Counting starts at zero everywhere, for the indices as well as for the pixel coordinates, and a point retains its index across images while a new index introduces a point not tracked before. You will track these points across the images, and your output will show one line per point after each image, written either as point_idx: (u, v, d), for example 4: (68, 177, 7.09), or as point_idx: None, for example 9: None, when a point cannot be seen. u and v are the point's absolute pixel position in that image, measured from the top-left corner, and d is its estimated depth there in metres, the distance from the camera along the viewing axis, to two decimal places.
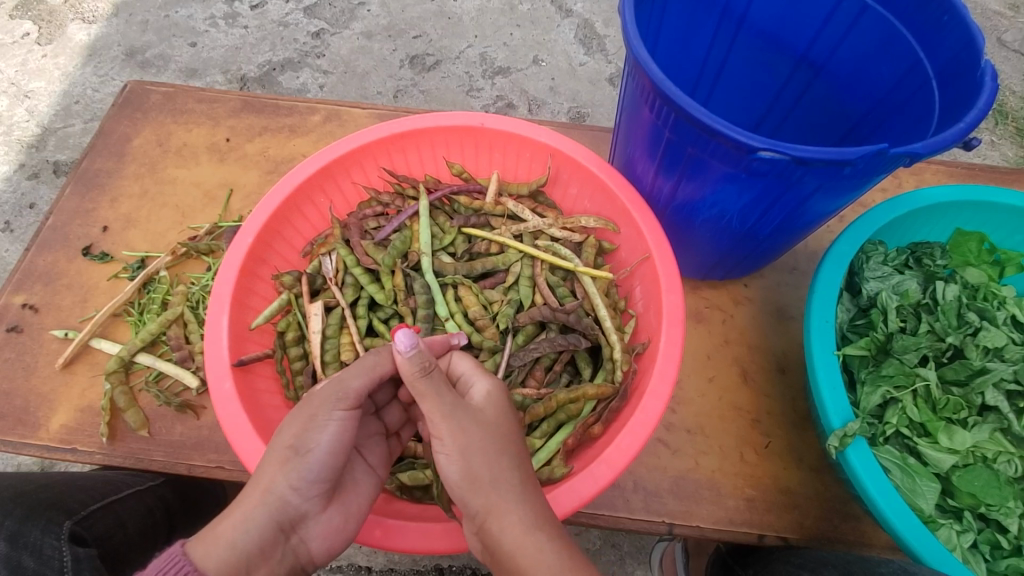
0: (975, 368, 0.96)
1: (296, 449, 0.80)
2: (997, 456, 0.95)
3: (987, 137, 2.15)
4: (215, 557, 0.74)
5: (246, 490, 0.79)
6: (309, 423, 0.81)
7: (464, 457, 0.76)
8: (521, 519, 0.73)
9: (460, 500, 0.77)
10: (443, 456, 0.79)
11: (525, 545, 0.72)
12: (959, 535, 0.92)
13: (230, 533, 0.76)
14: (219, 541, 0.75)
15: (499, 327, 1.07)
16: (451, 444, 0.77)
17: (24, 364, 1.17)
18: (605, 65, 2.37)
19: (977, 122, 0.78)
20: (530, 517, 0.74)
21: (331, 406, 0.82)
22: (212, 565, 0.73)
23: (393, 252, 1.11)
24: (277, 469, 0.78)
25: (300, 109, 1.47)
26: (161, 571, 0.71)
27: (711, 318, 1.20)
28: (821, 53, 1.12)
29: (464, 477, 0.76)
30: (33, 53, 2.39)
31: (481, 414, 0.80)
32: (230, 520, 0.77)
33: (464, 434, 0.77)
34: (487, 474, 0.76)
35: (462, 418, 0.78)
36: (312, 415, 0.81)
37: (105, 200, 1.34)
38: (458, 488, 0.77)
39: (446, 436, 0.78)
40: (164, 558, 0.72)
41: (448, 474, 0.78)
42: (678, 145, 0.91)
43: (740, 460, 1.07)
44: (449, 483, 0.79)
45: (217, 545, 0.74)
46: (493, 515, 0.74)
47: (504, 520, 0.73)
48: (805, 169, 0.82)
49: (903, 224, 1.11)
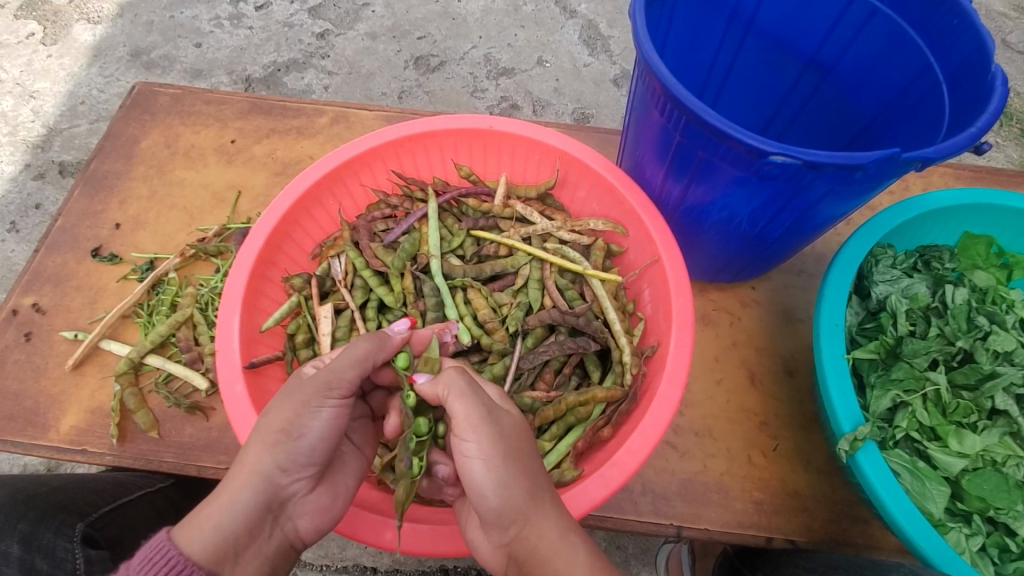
0: (985, 372, 0.96)
1: (285, 435, 0.78)
2: (1006, 460, 0.95)
3: (992, 138, 2.15)
4: (201, 539, 0.73)
5: (234, 472, 0.78)
6: (300, 410, 0.79)
7: (503, 464, 0.74)
8: (532, 523, 0.73)
9: (492, 510, 0.74)
10: (475, 464, 0.74)
11: (562, 549, 0.73)
12: (968, 538, 0.93)
13: (216, 515, 0.75)
14: (206, 523, 0.74)
15: (509, 329, 1.08)
16: (489, 450, 0.74)
17: (34, 365, 1.17)
18: (609, 66, 2.37)
19: (988, 127, 0.78)
20: (542, 522, 0.74)
21: (323, 392, 0.80)
22: (198, 548, 0.73)
23: (403, 254, 1.12)
24: (266, 453, 0.77)
25: (308, 111, 1.47)
26: (150, 557, 0.71)
27: (719, 321, 1.20)
28: (830, 56, 1.12)
29: (501, 485, 0.73)
30: (39, 53, 2.40)
31: (512, 418, 0.79)
32: (217, 502, 0.76)
33: (502, 439, 0.75)
34: (524, 481, 0.74)
35: (498, 423, 0.76)
36: (303, 402, 0.79)
37: (114, 201, 1.35)
38: (495, 497, 0.74)
39: (482, 442, 0.74)
40: (152, 543, 0.73)
41: (480, 483, 0.74)
42: (689, 149, 0.92)
43: (748, 463, 1.07)
44: (478, 493, 0.74)
45: (203, 528, 0.74)
46: (530, 523, 0.74)
47: (540, 527, 0.74)
48: (817, 173, 0.82)
49: (912, 227, 1.11)
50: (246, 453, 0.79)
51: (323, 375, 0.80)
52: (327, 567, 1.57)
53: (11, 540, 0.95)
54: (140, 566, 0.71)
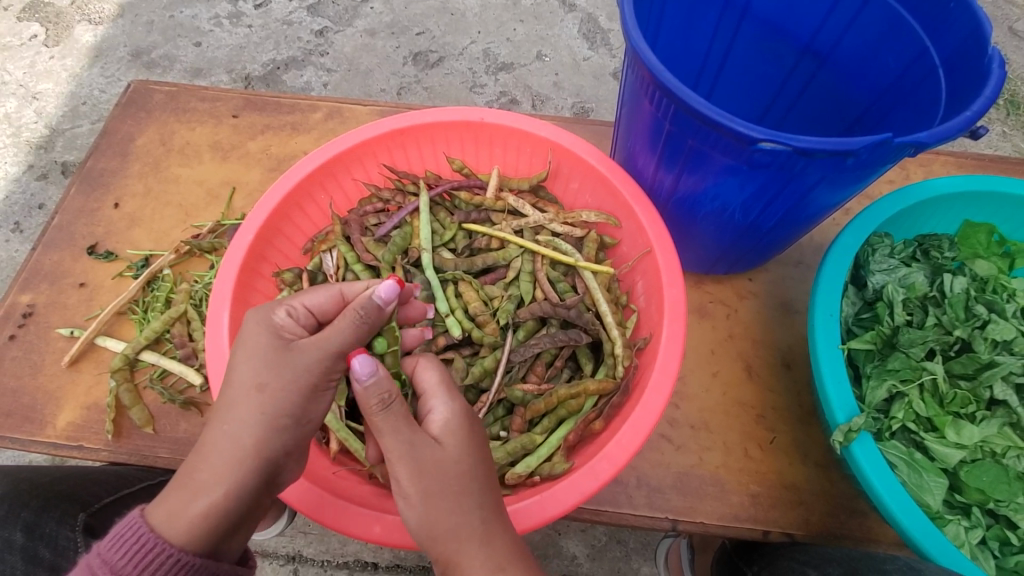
0: (983, 362, 0.95)
1: (286, 417, 0.75)
2: (1006, 451, 0.93)
3: (998, 128, 2.12)
4: (196, 527, 0.71)
5: (223, 456, 0.73)
6: (303, 390, 0.75)
7: (425, 500, 0.72)
8: (477, 562, 0.70)
9: (422, 542, 0.73)
10: (402, 495, 0.74)
11: None
12: (967, 531, 0.91)
13: (215, 504, 0.71)
14: (201, 511, 0.71)
15: (499, 322, 1.06)
16: (408, 485, 0.73)
17: (31, 362, 1.18)
18: (609, 59, 2.35)
19: (984, 111, 0.76)
20: (496, 553, 0.71)
21: (325, 374, 0.77)
22: (180, 535, 0.71)
23: (394, 248, 1.11)
24: (267, 438, 0.74)
25: (302, 106, 1.47)
26: (121, 534, 0.71)
27: (715, 313, 1.19)
28: (825, 43, 1.10)
29: (424, 519, 0.72)
30: (41, 55, 2.41)
31: (445, 452, 0.74)
32: (208, 489, 0.72)
33: (422, 476, 0.72)
34: (449, 516, 0.72)
35: (419, 459, 0.73)
36: (306, 386, 0.75)
37: (110, 199, 1.35)
38: (417, 530, 0.73)
39: (407, 475, 0.73)
40: (123, 520, 0.72)
41: (407, 513, 0.74)
42: (678, 137, 0.90)
43: (745, 455, 1.06)
44: (407, 519, 0.74)
45: (191, 516, 0.71)
46: (454, 561, 0.71)
47: (468, 563, 0.70)
48: (808, 160, 0.80)
49: (912, 215, 1.10)
50: (233, 434, 0.74)
51: (320, 359, 0.76)
52: (328, 562, 1.58)
53: (15, 528, 0.97)
54: (112, 544, 0.71)
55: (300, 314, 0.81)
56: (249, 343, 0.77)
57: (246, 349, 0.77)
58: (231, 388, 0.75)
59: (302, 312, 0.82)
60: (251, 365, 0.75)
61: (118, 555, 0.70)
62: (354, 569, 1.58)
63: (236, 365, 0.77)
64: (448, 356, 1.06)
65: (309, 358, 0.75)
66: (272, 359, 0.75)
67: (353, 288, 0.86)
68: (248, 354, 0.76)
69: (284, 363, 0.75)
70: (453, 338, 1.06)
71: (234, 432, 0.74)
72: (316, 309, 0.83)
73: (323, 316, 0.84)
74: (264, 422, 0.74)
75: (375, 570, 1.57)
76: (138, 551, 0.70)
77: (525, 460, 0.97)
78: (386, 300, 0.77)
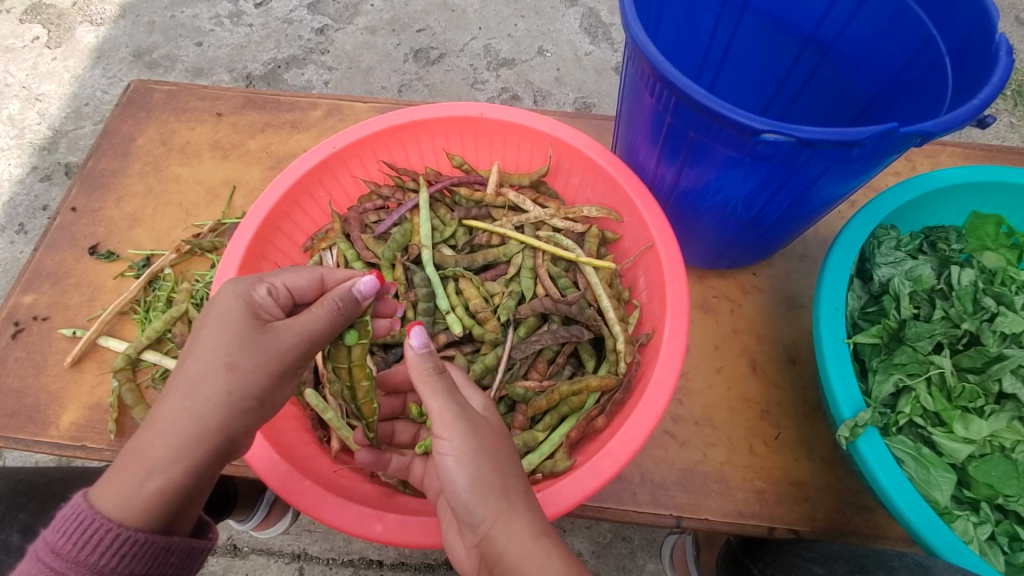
0: (991, 355, 0.93)
1: (251, 398, 0.75)
2: (1015, 445, 0.92)
3: (1005, 119, 2.09)
4: (151, 505, 0.68)
5: (179, 429, 0.70)
6: (273, 375, 0.76)
7: (477, 461, 0.72)
8: (521, 526, 0.68)
9: (464, 506, 0.71)
10: (449, 459, 0.73)
11: (533, 549, 0.66)
12: (976, 527, 0.90)
13: (169, 479, 0.69)
14: (156, 488, 0.68)
15: (500, 319, 1.06)
16: (463, 446, 0.73)
17: (34, 362, 1.18)
18: (611, 53, 2.33)
19: (992, 99, 0.75)
20: (528, 526, 0.68)
21: (295, 359, 0.79)
22: (126, 511, 0.67)
23: (394, 245, 1.11)
24: (232, 419, 0.73)
25: (301, 104, 1.46)
26: (64, 516, 0.67)
27: (719, 308, 1.18)
28: (829, 34, 1.08)
29: (475, 479, 0.71)
30: (44, 57, 2.42)
31: (490, 421, 0.78)
32: (164, 467, 0.69)
33: (477, 437, 0.74)
34: (495, 476, 0.72)
35: (477, 422, 0.76)
36: (277, 369, 0.76)
37: (110, 199, 1.35)
38: (465, 492, 0.71)
39: (456, 438, 0.73)
40: (68, 502, 0.68)
41: (453, 479, 0.72)
42: (680, 130, 0.89)
43: (749, 452, 1.05)
44: (450, 489, 0.73)
45: (145, 490, 0.68)
46: (502, 521, 0.68)
47: (511, 524, 0.68)
48: (812, 151, 0.79)
49: (918, 207, 1.08)
50: (196, 410, 0.71)
51: (296, 346, 0.78)
52: (333, 560, 1.58)
53: (11, 529, 0.97)
54: (56, 527, 0.67)
55: (281, 293, 0.82)
56: (223, 314, 0.76)
57: (218, 322, 0.75)
58: (197, 363, 0.73)
59: (283, 292, 0.82)
60: (222, 341, 0.74)
61: (59, 535, 0.66)
62: (359, 567, 1.58)
63: (205, 338, 0.74)
64: (448, 353, 1.05)
65: (283, 342, 0.77)
66: (246, 336, 0.75)
67: (333, 275, 0.88)
68: (219, 327, 0.75)
69: (258, 346, 0.75)
70: (454, 334, 1.05)
71: (194, 408, 0.71)
72: (297, 291, 0.84)
73: (302, 299, 0.85)
74: (228, 400, 0.73)
75: (380, 568, 1.57)
76: (78, 530, 0.66)
77: (527, 457, 0.96)
78: (364, 294, 0.83)
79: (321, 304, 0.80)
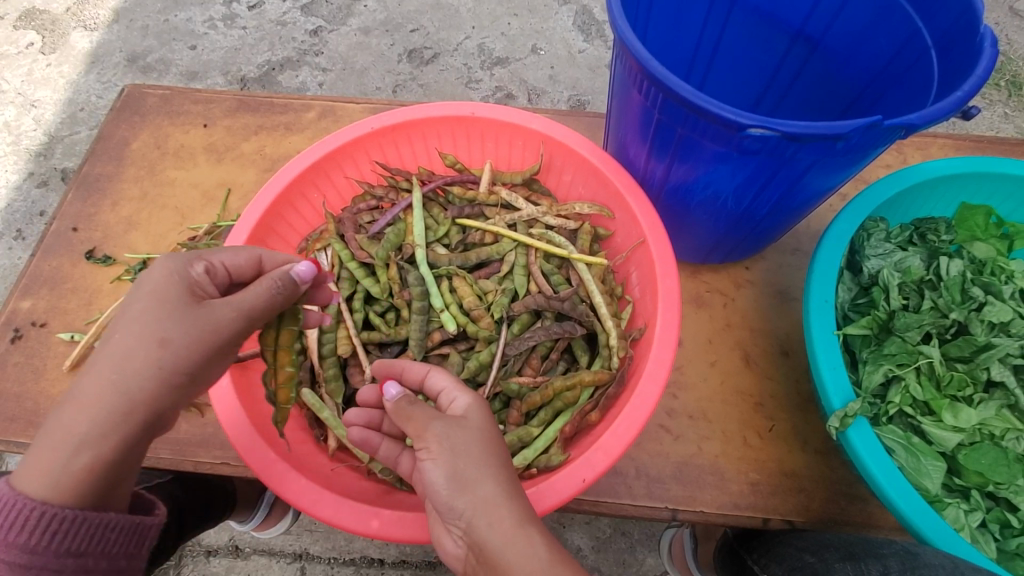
0: (979, 345, 0.94)
1: (184, 374, 0.75)
2: (1004, 433, 0.93)
3: (1000, 110, 2.10)
4: (78, 480, 0.71)
5: (103, 408, 0.71)
6: (211, 349, 0.76)
7: (453, 461, 0.73)
8: (502, 515, 0.70)
9: (445, 503, 0.73)
10: (427, 464, 0.75)
11: (517, 540, 0.68)
12: (967, 515, 0.91)
13: (95, 456, 0.71)
14: (85, 463, 0.70)
15: (494, 316, 1.07)
16: (439, 450, 0.74)
17: (34, 367, 1.19)
18: (604, 51, 2.34)
19: (975, 90, 0.75)
20: (510, 514, 0.70)
21: (233, 336, 0.78)
22: (28, 488, 0.70)
23: (388, 245, 1.12)
24: (160, 393, 0.74)
25: (295, 107, 1.47)
26: None
27: (712, 302, 1.19)
28: (817, 28, 1.09)
29: (453, 479, 0.73)
30: (38, 63, 2.42)
31: (470, 423, 0.78)
32: (91, 442, 0.71)
33: (452, 438, 0.75)
34: (475, 469, 0.73)
35: (452, 425, 0.76)
36: (211, 345, 0.76)
37: (106, 204, 1.36)
38: (445, 490, 0.73)
39: (433, 442, 0.75)
40: None
41: (433, 482, 0.74)
42: (668, 126, 0.90)
43: (743, 444, 1.06)
44: (431, 488, 0.75)
45: (76, 467, 0.70)
46: (479, 514, 0.70)
47: (493, 513, 0.70)
48: (798, 145, 0.80)
49: (908, 199, 1.09)
50: (119, 391, 0.72)
51: (232, 321, 0.77)
52: (335, 559, 1.60)
53: None
54: None
55: (220, 272, 0.82)
56: (161, 289, 0.75)
57: (151, 298, 0.75)
58: (124, 340, 0.73)
59: (221, 270, 0.82)
60: (154, 317, 0.73)
61: None
62: (360, 566, 1.59)
63: (137, 314, 0.74)
64: (443, 351, 1.06)
65: (221, 320, 0.76)
66: (183, 312, 0.75)
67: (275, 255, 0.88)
68: (152, 304, 0.74)
69: (195, 323, 0.74)
70: (448, 332, 1.05)
71: (122, 383, 0.72)
72: (235, 268, 0.84)
73: (241, 278, 0.85)
74: (160, 379, 0.73)
75: (382, 566, 1.58)
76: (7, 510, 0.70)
77: (522, 452, 0.97)
78: (303, 277, 0.83)
79: (260, 285, 0.79)
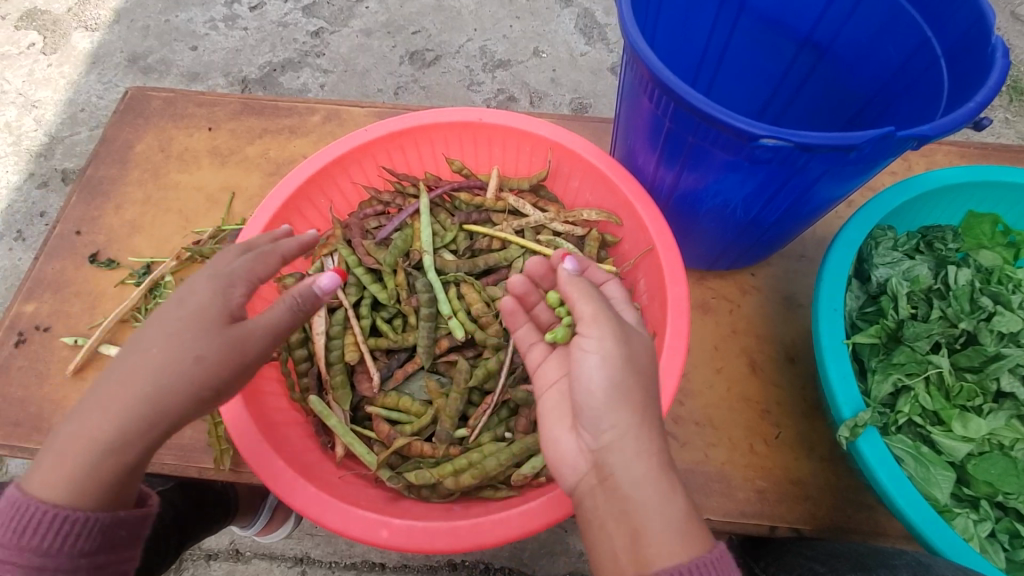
0: (988, 354, 0.95)
1: (211, 389, 0.74)
2: (1013, 443, 0.93)
3: (1002, 114, 2.10)
4: (63, 492, 0.71)
5: (120, 418, 0.70)
6: (228, 366, 0.75)
7: (623, 366, 0.72)
8: (653, 457, 0.69)
9: (593, 407, 0.72)
10: (594, 358, 0.73)
11: (653, 478, 0.68)
12: (976, 524, 0.91)
13: (79, 463, 0.70)
14: (64, 478, 0.70)
15: (501, 324, 1.06)
16: (610, 348, 0.73)
17: (37, 371, 1.18)
18: (606, 54, 2.34)
19: (988, 101, 0.76)
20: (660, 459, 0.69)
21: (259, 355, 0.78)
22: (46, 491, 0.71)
23: (395, 251, 1.12)
24: (189, 406, 0.73)
25: (299, 110, 1.46)
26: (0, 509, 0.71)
27: (718, 309, 1.19)
28: (825, 35, 1.09)
29: (614, 385, 0.71)
30: (39, 63, 2.41)
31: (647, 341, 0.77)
32: (93, 454, 0.70)
33: (627, 343, 0.74)
34: (637, 388, 0.72)
35: (629, 336, 0.75)
36: (238, 363, 0.75)
37: (109, 207, 1.35)
38: (600, 395, 0.72)
39: (601, 337, 0.74)
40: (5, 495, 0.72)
41: (590, 377, 0.73)
42: (679, 135, 0.90)
43: (751, 451, 1.06)
44: (584, 387, 0.73)
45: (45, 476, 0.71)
46: (630, 435, 0.70)
47: (638, 442, 0.69)
48: (810, 155, 0.80)
49: (916, 207, 1.09)
50: (126, 404, 0.71)
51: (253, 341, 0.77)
52: (336, 563, 1.59)
53: None
54: None
55: None
56: (184, 294, 0.77)
57: (192, 316, 0.75)
58: (142, 358, 0.72)
59: None
60: (185, 334, 0.73)
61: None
62: (362, 570, 1.58)
63: (175, 331, 0.74)
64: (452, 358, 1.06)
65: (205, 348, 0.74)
66: (214, 328, 0.75)
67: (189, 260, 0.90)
68: (191, 320, 0.75)
69: (206, 344, 0.74)
70: (456, 339, 1.06)
71: (157, 392, 0.71)
72: None
73: None
74: (192, 390, 0.73)
75: (384, 571, 1.57)
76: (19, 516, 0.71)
77: (531, 461, 0.96)
78: None
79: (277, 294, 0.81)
